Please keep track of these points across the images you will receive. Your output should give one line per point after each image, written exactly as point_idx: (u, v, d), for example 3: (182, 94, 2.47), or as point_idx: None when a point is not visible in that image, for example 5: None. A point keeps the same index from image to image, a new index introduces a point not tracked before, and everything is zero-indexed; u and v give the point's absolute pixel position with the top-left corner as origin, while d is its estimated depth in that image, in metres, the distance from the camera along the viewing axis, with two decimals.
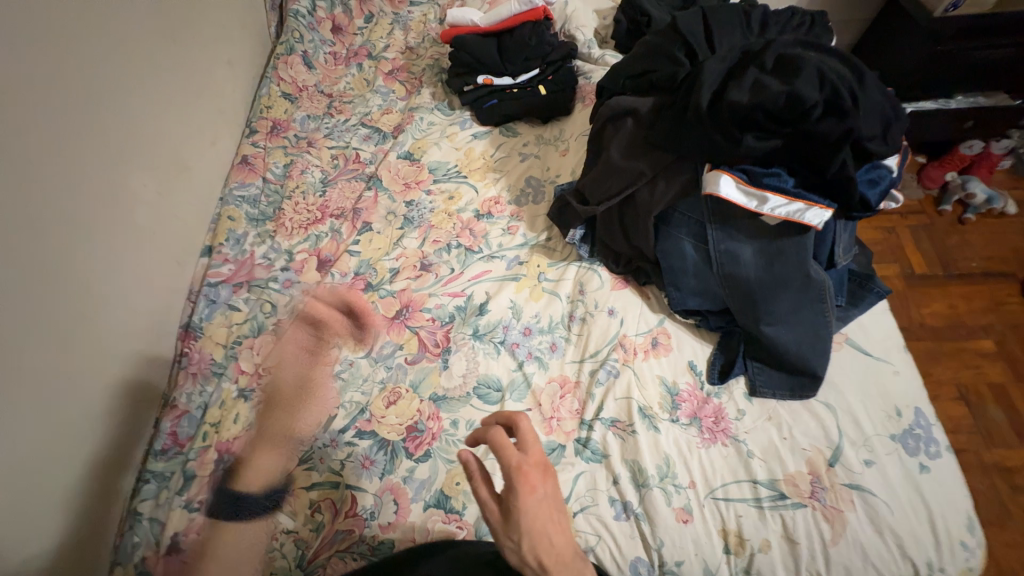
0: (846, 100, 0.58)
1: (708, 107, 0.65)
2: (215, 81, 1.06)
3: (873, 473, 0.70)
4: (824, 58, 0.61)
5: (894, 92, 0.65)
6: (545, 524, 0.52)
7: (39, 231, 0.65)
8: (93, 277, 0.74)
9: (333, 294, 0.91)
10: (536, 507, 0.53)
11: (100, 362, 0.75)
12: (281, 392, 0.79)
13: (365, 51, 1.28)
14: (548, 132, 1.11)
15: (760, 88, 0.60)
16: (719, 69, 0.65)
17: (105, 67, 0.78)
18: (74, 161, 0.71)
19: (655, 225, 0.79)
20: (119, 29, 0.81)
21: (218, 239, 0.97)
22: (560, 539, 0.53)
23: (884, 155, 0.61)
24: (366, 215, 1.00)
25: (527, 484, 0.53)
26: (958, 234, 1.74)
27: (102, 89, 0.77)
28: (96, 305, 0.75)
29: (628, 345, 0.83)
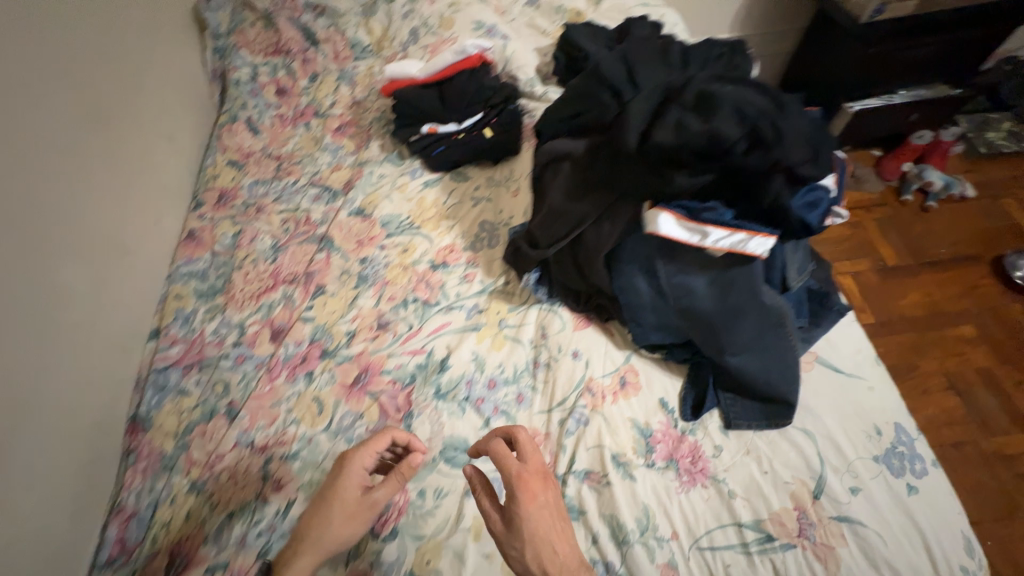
0: (769, 132, 0.57)
1: (637, 149, 0.64)
2: (157, 158, 1.05)
3: (861, 501, 0.67)
4: (743, 89, 0.61)
5: (818, 116, 0.65)
6: (545, 528, 0.58)
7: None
8: (22, 386, 0.69)
9: (288, 366, 0.87)
10: (537, 511, 0.59)
11: (32, 478, 0.69)
12: (338, 515, 0.64)
13: (312, 110, 1.27)
14: (498, 173, 1.10)
15: (683, 126, 0.59)
16: (643, 109, 0.64)
17: (30, 162, 0.75)
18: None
19: (607, 264, 0.76)
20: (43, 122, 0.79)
21: (165, 320, 0.93)
22: (561, 547, 0.58)
23: (819, 179, 0.61)
24: (319, 278, 0.97)
25: (527, 491, 0.60)
26: (923, 221, 1.76)
27: (27, 187, 0.74)
28: (28, 415, 0.69)
29: (596, 389, 0.80)
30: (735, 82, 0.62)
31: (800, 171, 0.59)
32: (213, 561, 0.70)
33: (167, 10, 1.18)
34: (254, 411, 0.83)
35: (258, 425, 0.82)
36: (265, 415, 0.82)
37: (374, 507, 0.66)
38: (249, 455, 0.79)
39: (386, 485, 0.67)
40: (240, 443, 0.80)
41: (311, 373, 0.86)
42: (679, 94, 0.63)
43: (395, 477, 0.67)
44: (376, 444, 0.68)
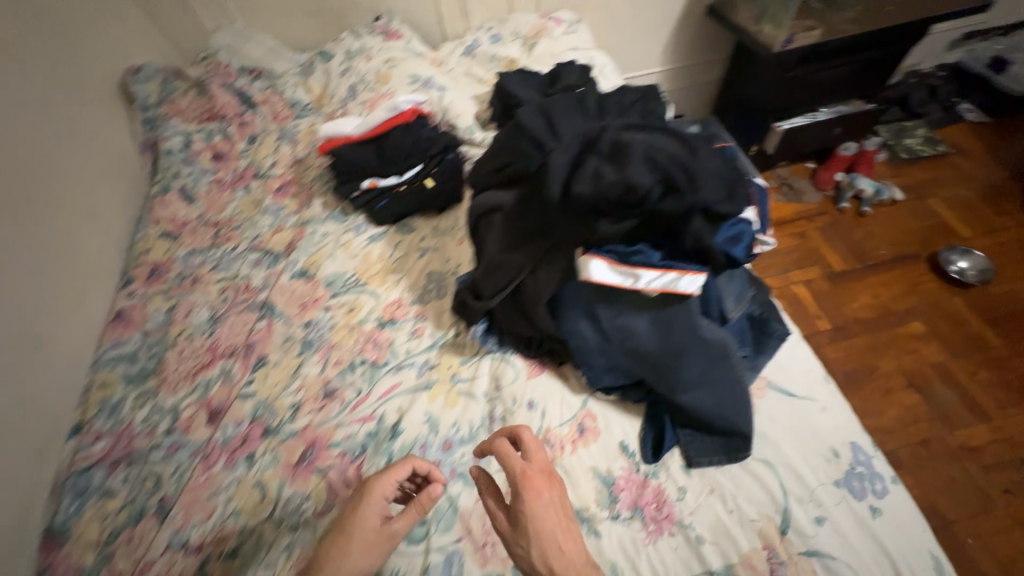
0: (681, 177, 0.59)
1: (560, 200, 0.64)
2: (79, 238, 1.00)
3: (828, 531, 0.65)
4: (653, 137, 0.63)
5: (730, 155, 0.67)
6: (551, 526, 0.57)
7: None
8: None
9: (226, 450, 0.81)
10: (543, 507, 0.59)
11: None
12: (358, 546, 0.61)
13: (251, 172, 1.25)
14: (443, 221, 1.10)
15: (600, 177, 0.60)
16: (563, 160, 0.65)
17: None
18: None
19: (551, 311, 0.75)
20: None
21: (88, 413, 0.85)
22: (568, 545, 0.57)
23: (736, 214, 0.62)
24: (260, 348, 0.92)
25: (530, 489, 0.59)
26: (861, 226, 1.85)
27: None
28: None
29: (554, 440, 0.77)
30: (646, 130, 0.64)
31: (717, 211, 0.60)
32: None
33: (89, 85, 1.14)
34: (187, 507, 0.75)
35: (193, 521, 0.74)
36: (201, 509, 0.75)
37: (393, 538, 0.63)
38: (183, 558, 0.71)
39: (405, 516, 0.65)
40: (172, 545, 0.72)
41: (252, 456, 0.80)
42: (595, 144, 0.65)
43: (414, 506, 0.65)
44: (398, 471, 0.67)
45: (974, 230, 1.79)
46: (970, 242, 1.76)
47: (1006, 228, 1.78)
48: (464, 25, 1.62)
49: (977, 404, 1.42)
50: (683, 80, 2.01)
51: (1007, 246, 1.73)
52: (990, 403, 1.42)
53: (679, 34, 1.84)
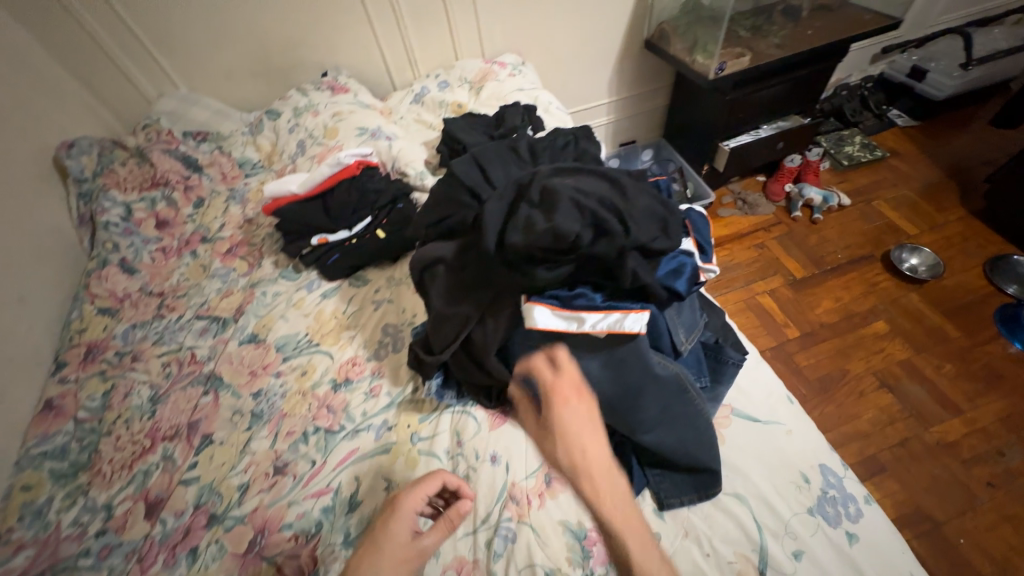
0: (611, 220, 0.59)
1: (496, 249, 0.63)
2: (4, 325, 0.94)
3: (806, 566, 0.63)
4: (580, 182, 0.64)
5: (662, 191, 0.68)
6: (574, 431, 0.67)
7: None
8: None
9: (166, 546, 0.74)
10: (569, 415, 0.67)
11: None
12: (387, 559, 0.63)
13: (198, 237, 1.22)
14: (397, 270, 1.08)
15: (531, 225, 0.60)
16: (497, 210, 0.65)
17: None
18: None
19: (503, 360, 0.74)
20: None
21: (8, 521, 0.77)
22: (591, 446, 0.66)
23: (672, 250, 0.63)
24: (205, 426, 0.87)
25: (558, 401, 0.67)
26: (815, 232, 1.92)
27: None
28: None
29: (520, 496, 0.72)
30: (575, 174, 0.65)
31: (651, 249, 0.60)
32: None
33: (20, 164, 1.11)
34: None
35: None
36: None
37: (424, 552, 0.65)
38: None
39: (434, 531, 0.67)
40: None
41: (195, 549, 0.73)
42: (526, 191, 0.65)
43: (444, 522, 0.68)
44: (427, 486, 0.69)
45: (920, 227, 1.86)
46: (917, 239, 1.83)
47: (949, 222, 1.86)
48: (412, 74, 1.65)
49: (948, 398, 1.43)
50: (631, 109, 2.09)
51: (952, 240, 1.81)
52: (960, 397, 1.43)
53: (621, 67, 1.93)
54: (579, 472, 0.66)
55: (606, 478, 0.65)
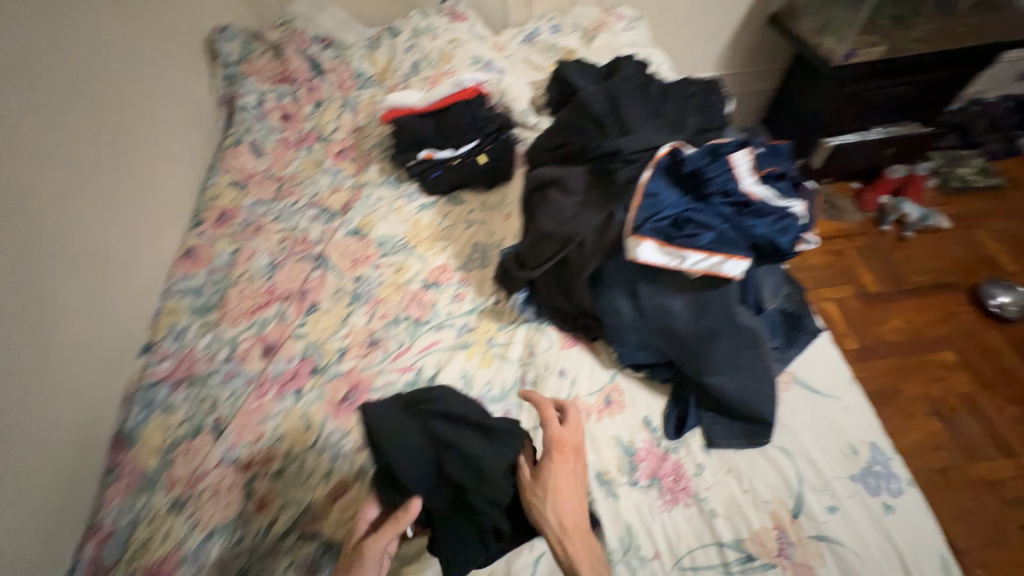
0: (680, 232, 0.69)
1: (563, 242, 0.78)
2: (158, 177, 1.08)
3: (839, 520, 0.68)
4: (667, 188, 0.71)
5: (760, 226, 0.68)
6: (567, 487, 0.64)
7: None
8: (5, 396, 0.66)
9: (277, 382, 0.87)
10: (562, 474, 0.65)
11: (10, 493, 0.65)
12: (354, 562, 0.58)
13: (314, 135, 1.33)
14: (491, 197, 1.16)
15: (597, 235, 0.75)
16: (569, 202, 0.79)
17: (21, 171, 0.74)
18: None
19: (591, 286, 0.80)
20: (37, 132, 0.78)
21: (158, 335, 0.94)
22: (577, 507, 0.63)
23: (740, 256, 0.67)
24: (313, 295, 1.00)
25: (560, 453, 0.67)
26: (901, 248, 1.82)
27: (15, 194, 0.72)
28: (10, 429, 0.67)
29: (581, 407, 0.81)
30: (658, 180, 0.71)
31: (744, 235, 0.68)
32: None
33: (178, 40, 1.24)
34: (240, 428, 0.81)
35: (244, 442, 0.80)
36: (251, 433, 0.81)
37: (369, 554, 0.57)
38: (233, 473, 0.77)
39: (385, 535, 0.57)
40: (224, 460, 0.78)
41: (300, 389, 0.86)
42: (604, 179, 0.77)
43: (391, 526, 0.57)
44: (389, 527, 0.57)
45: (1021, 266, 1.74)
46: (1015, 278, 1.71)
47: None
48: (526, 14, 1.66)
49: (1004, 439, 1.39)
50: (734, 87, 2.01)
51: None
52: (1017, 441, 1.38)
53: (736, 41, 1.84)
54: (567, 534, 0.60)
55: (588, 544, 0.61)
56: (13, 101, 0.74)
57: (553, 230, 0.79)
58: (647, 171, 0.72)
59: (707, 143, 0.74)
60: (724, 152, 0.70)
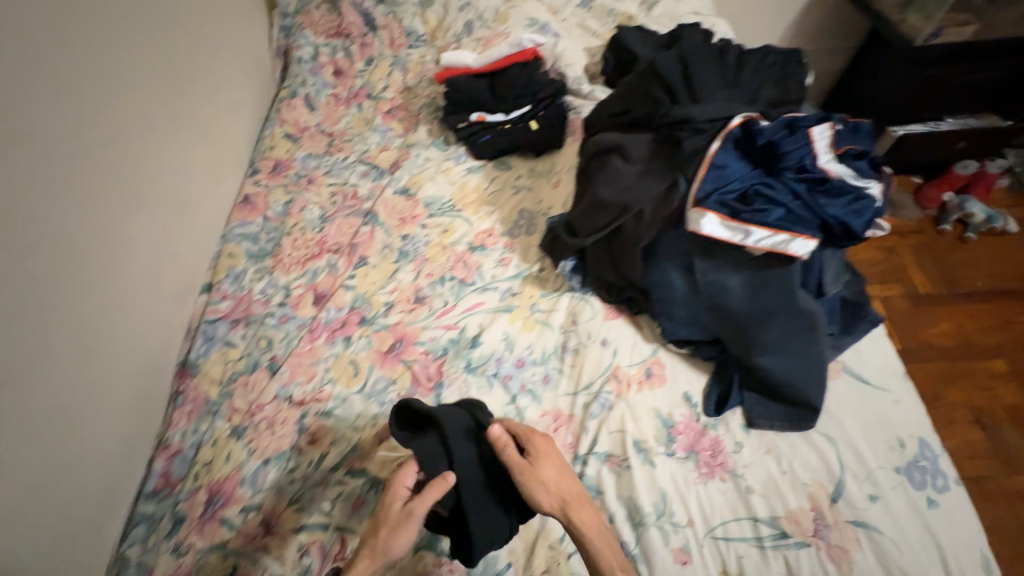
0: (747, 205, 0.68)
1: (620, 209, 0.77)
2: (219, 124, 1.10)
3: (879, 509, 0.68)
4: (736, 161, 0.69)
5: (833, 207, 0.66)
6: (562, 470, 0.65)
7: (16, 268, 0.61)
8: (86, 319, 0.72)
9: (328, 329, 0.91)
10: (550, 462, 0.64)
11: (86, 407, 0.72)
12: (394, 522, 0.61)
13: (364, 92, 1.33)
14: (540, 165, 1.14)
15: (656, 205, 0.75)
16: (630, 170, 0.77)
17: (106, 108, 0.78)
18: (65, 199, 0.69)
19: (644, 257, 0.80)
20: (117, 70, 0.81)
21: (218, 276, 0.98)
22: (573, 482, 0.65)
23: (808, 235, 0.65)
24: (362, 250, 1.02)
25: (539, 442, 0.66)
26: (960, 250, 1.71)
27: (99, 130, 0.76)
28: (89, 348, 0.72)
29: (622, 377, 0.82)
30: (728, 150, 0.70)
31: (813, 214, 0.66)
32: (249, 502, 0.73)
33: None
34: (294, 368, 0.85)
35: (297, 381, 0.84)
36: (303, 373, 0.85)
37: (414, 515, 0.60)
38: (287, 408, 0.81)
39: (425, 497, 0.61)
40: (279, 396, 0.83)
41: (349, 338, 0.90)
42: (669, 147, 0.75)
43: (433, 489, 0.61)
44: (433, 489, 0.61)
45: None
46: None
47: None
48: None
49: None
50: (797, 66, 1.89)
51: None
52: None
53: (805, 16, 1.72)
54: (573, 508, 0.62)
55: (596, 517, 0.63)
56: (99, 38, 0.77)
57: (611, 197, 0.78)
58: (717, 141, 0.69)
59: (783, 116, 0.71)
60: (802, 125, 0.68)
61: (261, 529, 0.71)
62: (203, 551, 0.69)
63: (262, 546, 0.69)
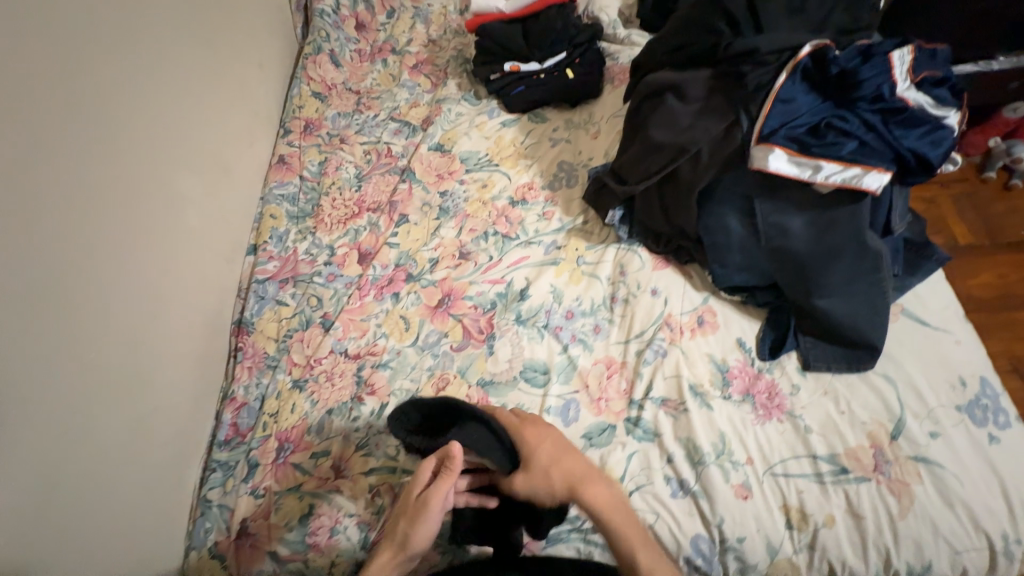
0: (818, 139, 0.65)
1: (678, 152, 0.75)
2: (250, 83, 1.08)
3: (940, 445, 0.68)
4: (805, 95, 0.66)
5: (909, 138, 0.64)
6: (555, 457, 0.65)
7: (76, 219, 0.62)
8: (143, 276, 0.73)
9: (376, 286, 0.91)
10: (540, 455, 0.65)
11: (155, 362, 0.74)
12: (413, 513, 0.61)
13: (388, 47, 1.28)
14: (577, 115, 1.10)
15: (717, 146, 0.73)
16: (687, 111, 0.75)
17: (140, 63, 0.76)
18: (113, 154, 0.69)
19: (699, 202, 0.78)
20: (147, 22, 0.78)
21: (262, 237, 0.99)
22: (571, 462, 0.64)
23: (884, 169, 0.64)
24: (402, 208, 1.01)
25: (525, 434, 0.67)
26: (1005, 200, 1.50)
27: (137, 84, 0.75)
28: (149, 306, 0.74)
29: (675, 325, 0.81)
30: (798, 83, 0.66)
31: (890, 146, 0.64)
32: (318, 448, 0.76)
33: None
34: (347, 323, 0.87)
35: (350, 336, 0.86)
36: (356, 328, 0.87)
37: (433, 505, 0.60)
38: (344, 361, 0.83)
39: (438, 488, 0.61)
40: (335, 350, 0.84)
41: (398, 294, 0.90)
42: (731, 84, 0.72)
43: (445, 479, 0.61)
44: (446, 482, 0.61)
45: None
46: None
47: None
48: None
49: None
50: None
51: None
52: None
53: None
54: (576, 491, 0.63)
55: (604, 492, 0.63)
56: None
57: (667, 139, 0.76)
58: (785, 72, 0.66)
59: (854, 44, 0.68)
60: (880, 51, 0.65)
61: (332, 473, 0.74)
62: (279, 493, 0.73)
63: (334, 488, 0.72)
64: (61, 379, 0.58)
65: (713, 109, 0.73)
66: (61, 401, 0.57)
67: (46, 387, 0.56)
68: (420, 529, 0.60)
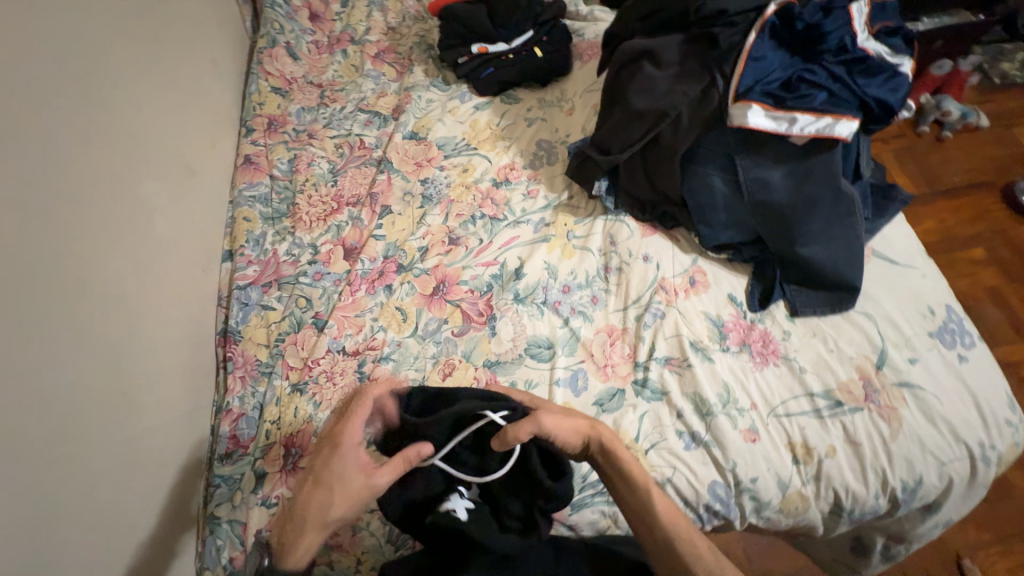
0: (790, 94, 0.69)
1: (659, 117, 0.78)
2: (204, 80, 1.01)
3: (919, 369, 0.74)
4: (774, 53, 0.70)
5: (871, 87, 0.68)
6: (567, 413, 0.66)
7: (38, 231, 0.57)
8: (116, 289, 0.68)
9: (366, 280, 0.89)
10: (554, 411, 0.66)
11: (140, 380, 0.69)
12: (341, 496, 0.56)
13: (346, 37, 1.24)
14: (549, 94, 1.10)
15: (696, 109, 0.76)
16: (664, 77, 0.77)
17: (85, 59, 0.70)
18: (70, 158, 0.63)
19: (682, 165, 0.81)
20: (89, 14, 0.72)
21: (237, 241, 0.94)
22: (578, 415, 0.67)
23: (853, 115, 0.68)
24: (383, 199, 0.98)
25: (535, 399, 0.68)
26: (938, 150, 1.62)
27: (87, 82, 0.69)
28: (126, 320, 0.69)
29: (669, 287, 0.84)
30: (767, 42, 0.71)
31: (854, 94, 0.68)
32: None
33: None
34: (341, 320, 0.84)
35: (346, 333, 0.83)
36: (351, 325, 0.84)
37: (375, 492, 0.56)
38: (343, 359, 0.81)
39: (389, 471, 0.56)
40: (332, 349, 0.82)
41: (390, 286, 0.88)
42: (703, 47, 0.76)
43: (399, 462, 0.56)
44: (393, 469, 0.56)
45: None
46: None
47: None
48: None
49: None
50: None
51: None
52: None
53: None
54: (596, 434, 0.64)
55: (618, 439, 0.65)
56: None
57: (648, 105, 0.78)
58: (754, 32, 0.70)
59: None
60: (839, 5, 0.70)
61: None
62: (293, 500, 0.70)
63: None
64: (44, 402, 0.53)
65: (690, 73, 0.76)
66: (43, 427, 0.53)
67: (26, 415, 0.51)
68: (338, 509, 0.56)
